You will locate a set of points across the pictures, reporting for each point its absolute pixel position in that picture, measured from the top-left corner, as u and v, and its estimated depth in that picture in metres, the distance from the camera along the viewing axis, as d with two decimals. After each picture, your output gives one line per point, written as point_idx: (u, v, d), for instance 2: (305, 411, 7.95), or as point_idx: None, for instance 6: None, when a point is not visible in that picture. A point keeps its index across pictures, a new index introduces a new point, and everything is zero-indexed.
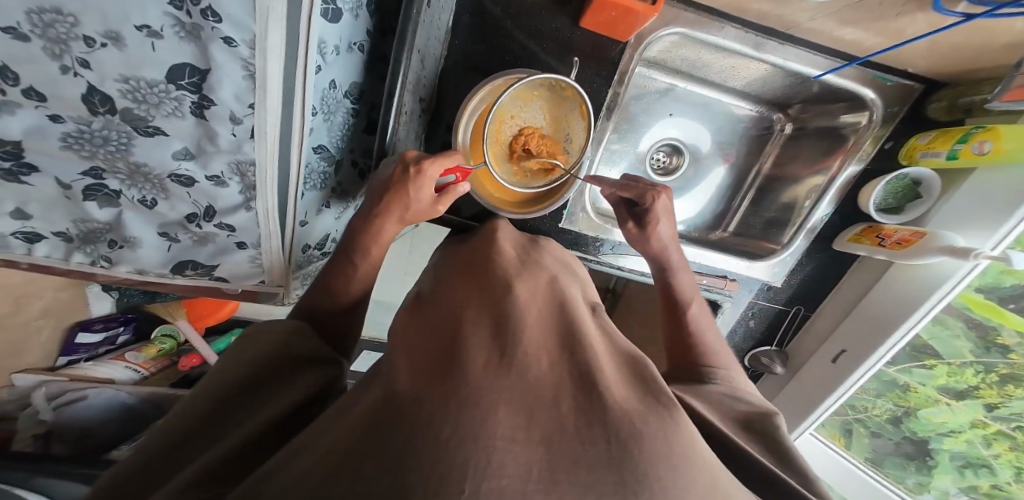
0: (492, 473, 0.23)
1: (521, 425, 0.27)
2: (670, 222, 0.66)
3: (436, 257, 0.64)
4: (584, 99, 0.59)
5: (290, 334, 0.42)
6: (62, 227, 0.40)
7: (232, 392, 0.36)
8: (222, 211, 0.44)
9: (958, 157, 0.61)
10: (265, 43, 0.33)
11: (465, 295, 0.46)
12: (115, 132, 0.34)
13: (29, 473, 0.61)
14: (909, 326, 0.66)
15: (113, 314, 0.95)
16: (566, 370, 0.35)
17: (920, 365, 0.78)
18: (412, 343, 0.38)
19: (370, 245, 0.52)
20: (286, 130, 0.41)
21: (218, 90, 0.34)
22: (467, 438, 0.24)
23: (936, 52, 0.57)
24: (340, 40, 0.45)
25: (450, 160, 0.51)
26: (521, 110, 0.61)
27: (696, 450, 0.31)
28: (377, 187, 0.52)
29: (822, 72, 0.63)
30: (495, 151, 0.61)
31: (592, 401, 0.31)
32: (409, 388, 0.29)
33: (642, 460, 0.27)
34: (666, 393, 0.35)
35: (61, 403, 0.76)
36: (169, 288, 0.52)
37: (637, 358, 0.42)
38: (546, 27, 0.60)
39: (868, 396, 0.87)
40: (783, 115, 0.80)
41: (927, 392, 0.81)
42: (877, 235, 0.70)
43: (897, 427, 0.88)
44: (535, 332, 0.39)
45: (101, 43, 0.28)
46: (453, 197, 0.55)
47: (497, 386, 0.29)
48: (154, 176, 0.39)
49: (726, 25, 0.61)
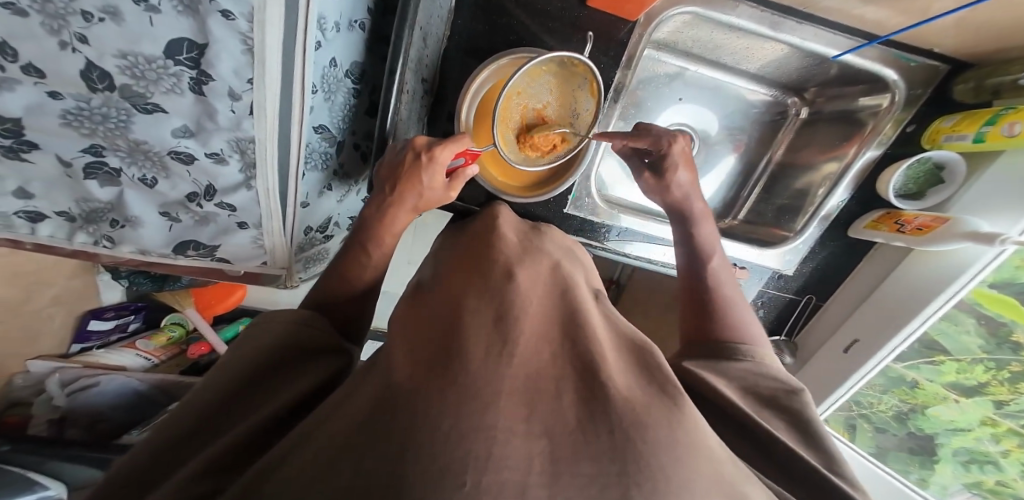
0: (493, 466, 0.23)
1: (522, 420, 0.26)
2: (691, 167, 0.63)
3: (437, 243, 0.64)
4: (596, 76, 0.56)
5: (294, 325, 0.41)
6: (65, 207, 0.40)
7: (236, 384, 0.35)
8: (223, 190, 0.44)
9: (985, 139, 0.58)
10: (264, 15, 0.31)
11: (466, 282, 0.45)
12: (115, 109, 0.34)
13: (45, 457, 0.63)
14: (931, 311, 0.64)
15: (124, 303, 0.99)
16: (567, 362, 0.34)
17: (929, 361, 0.76)
18: (412, 332, 0.37)
19: (383, 234, 0.53)
20: (286, 106, 0.40)
21: (217, 65, 0.33)
22: (467, 431, 0.24)
23: (964, 30, 0.54)
24: (340, 17, 0.44)
25: (460, 143, 0.50)
26: (527, 87, 0.57)
27: (700, 437, 0.30)
28: (386, 173, 0.52)
29: (840, 52, 0.62)
30: (502, 131, 0.57)
31: (594, 392, 0.30)
32: (409, 380, 0.29)
33: (646, 451, 0.26)
34: (671, 381, 0.34)
35: (77, 389, 0.78)
36: (171, 269, 0.52)
37: (641, 346, 0.41)
38: (551, 7, 0.58)
39: (875, 393, 0.85)
40: (799, 99, 0.78)
41: (935, 389, 0.79)
42: (896, 221, 0.68)
43: (903, 424, 0.87)
44: (536, 322, 0.38)
45: (99, 18, 0.27)
46: (463, 181, 0.55)
47: (496, 377, 0.29)
48: (154, 154, 0.38)
49: (740, 4, 0.58)
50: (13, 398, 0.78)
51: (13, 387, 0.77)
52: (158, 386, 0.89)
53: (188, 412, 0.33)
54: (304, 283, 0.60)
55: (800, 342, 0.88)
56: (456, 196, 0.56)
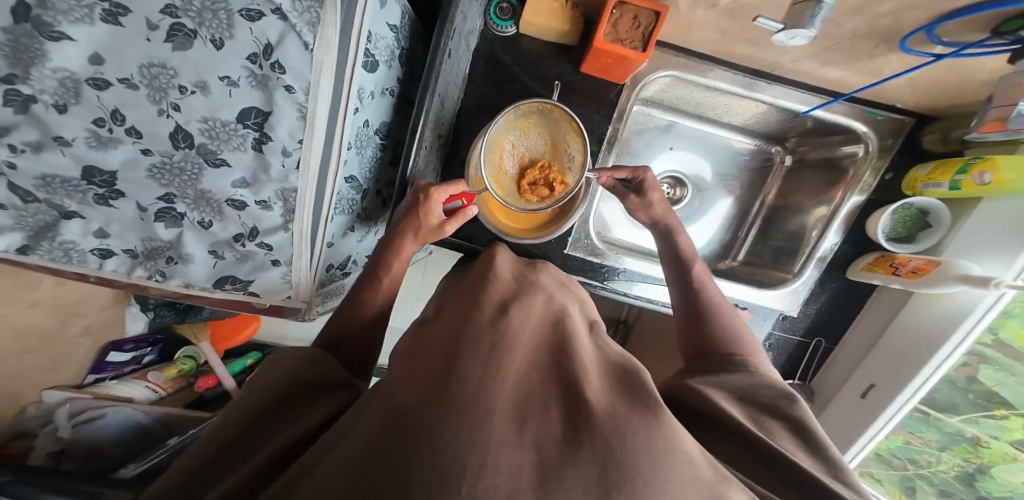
0: (486, 473, 0.26)
1: (513, 433, 0.29)
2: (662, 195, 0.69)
3: (441, 286, 0.67)
4: (573, 116, 0.63)
5: (304, 361, 0.44)
6: (132, 245, 0.48)
7: (254, 417, 0.38)
8: (264, 231, 0.49)
9: (960, 187, 0.62)
10: (317, 89, 0.41)
11: (464, 313, 0.48)
12: (190, 163, 0.42)
13: (38, 489, 0.65)
14: (938, 360, 0.61)
15: (144, 335, 1.04)
16: (554, 387, 0.37)
17: (988, 415, 0.73)
18: (414, 358, 0.40)
19: (393, 259, 0.59)
20: (326, 161, 0.47)
21: (276, 128, 0.42)
22: (464, 444, 0.27)
23: (917, 87, 0.61)
24: (376, 87, 0.51)
25: (455, 187, 0.59)
26: (519, 139, 0.68)
27: (681, 443, 0.32)
28: (399, 214, 0.60)
29: (810, 108, 0.69)
30: (499, 177, 0.67)
31: (580, 410, 0.33)
32: (412, 401, 0.32)
33: (624, 456, 0.28)
34: (655, 395, 0.36)
35: (81, 420, 0.81)
36: (206, 301, 0.57)
37: (632, 367, 0.43)
38: (550, 73, 0.66)
39: (930, 449, 0.79)
40: (782, 148, 0.84)
41: (1002, 448, 0.73)
42: (891, 264, 0.69)
43: (971, 486, 0.79)
44: (528, 350, 0.41)
45: (191, 90, 0.38)
46: (462, 221, 0.61)
47: (490, 396, 0.32)
48: (214, 200, 0.45)
49: (715, 67, 0.67)
50: (19, 428, 0.80)
51: (25, 417, 0.80)
52: (162, 420, 0.93)
53: (212, 444, 0.36)
54: (321, 315, 0.62)
55: (815, 388, 0.82)
56: (451, 233, 0.61)
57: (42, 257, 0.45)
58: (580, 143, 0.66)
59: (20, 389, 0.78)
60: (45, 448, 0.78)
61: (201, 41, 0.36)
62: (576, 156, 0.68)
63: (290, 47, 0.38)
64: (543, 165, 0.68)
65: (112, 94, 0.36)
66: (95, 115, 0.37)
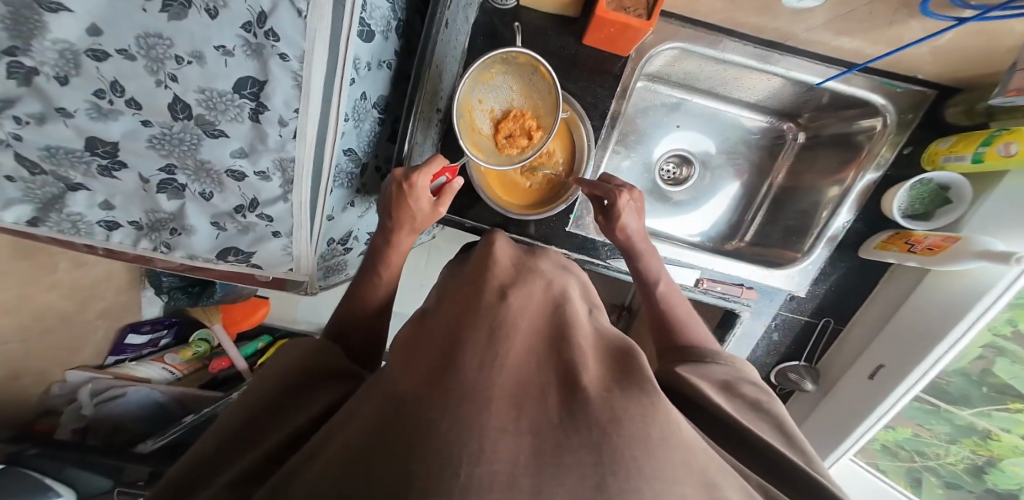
0: (483, 459, 0.24)
1: (511, 419, 0.28)
2: (638, 216, 0.65)
3: (442, 275, 0.66)
4: (539, 60, 0.58)
5: (314, 351, 0.46)
6: (136, 217, 0.49)
7: (271, 401, 0.39)
8: (264, 203, 0.50)
9: (983, 160, 0.59)
10: (311, 57, 0.40)
11: (463, 304, 0.47)
12: (189, 134, 0.43)
13: (61, 463, 0.68)
14: (950, 340, 0.59)
15: (158, 318, 1.07)
16: (553, 373, 0.35)
17: (1001, 408, 0.70)
18: (410, 350, 0.39)
19: (392, 256, 0.59)
20: (324, 132, 0.47)
21: (272, 98, 0.42)
22: (462, 431, 0.26)
23: (937, 50, 0.58)
24: (371, 58, 0.51)
25: (434, 164, 0.54)
26: (485, 94, 0.63)
27: (676, 431, 0.30)
28: (386, 203, 0.57)
29: (822, 79, 0.66)
30: (474, 140, 0.63)
31: (577, 393, 0.31)
32: (411, 390, 0.31)
33: (620, 444, 0.27)
34: (650, 381, 0.35)
35: (101, 399, 0.84)
36: (213, 274, 0.59)
37: (631, 350, 0.41)
38: (552, 46, 0.65)
39: (938, 442, 0.78)
40: (794, 124, 0.81)
41: (1012, 441, 0.71)
42: (905, 241, 0.66)
43: (978, 479, 0.79)
44: (526, 338, 0.40)
45: (187, 60, 0.38)
46: (450, 195, 0.59)
47: (490, 385, 0.31)
48: (214, 172, 0.47)
49: (725, 39, 0.65)
50: (48, 406, 0.85)
51: (51, 394, 0.84)
52: (179, 398, 0.94)
53: (229, 428, 0.36)
54: (322, 290, 0.64)
55: (822, 368, 0.81)
56: (446, 211, 0.60)
57: (50, 229, 0.47)
58: (552, 88, 0.61)
59: (48, 367, 0.81)
60: (69, 424, 0.83)
61: (195, 10, 0.35)
62: (548, 99, 0.63)
63: (285, 16, 0.37)
64: (517, 118, 0.64)
65: (111, 65, 0.36)
66: (95, 87, 0.37)
